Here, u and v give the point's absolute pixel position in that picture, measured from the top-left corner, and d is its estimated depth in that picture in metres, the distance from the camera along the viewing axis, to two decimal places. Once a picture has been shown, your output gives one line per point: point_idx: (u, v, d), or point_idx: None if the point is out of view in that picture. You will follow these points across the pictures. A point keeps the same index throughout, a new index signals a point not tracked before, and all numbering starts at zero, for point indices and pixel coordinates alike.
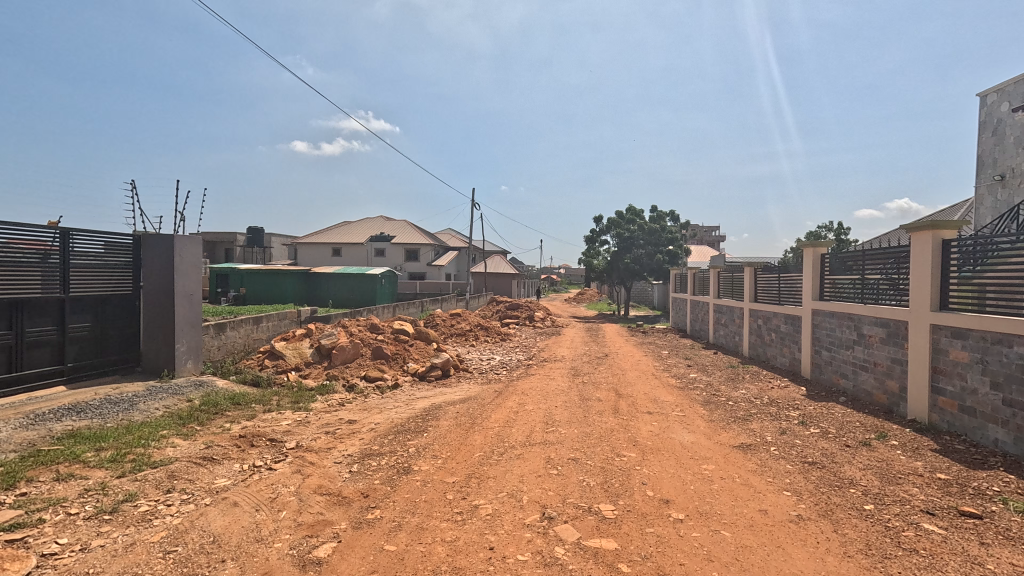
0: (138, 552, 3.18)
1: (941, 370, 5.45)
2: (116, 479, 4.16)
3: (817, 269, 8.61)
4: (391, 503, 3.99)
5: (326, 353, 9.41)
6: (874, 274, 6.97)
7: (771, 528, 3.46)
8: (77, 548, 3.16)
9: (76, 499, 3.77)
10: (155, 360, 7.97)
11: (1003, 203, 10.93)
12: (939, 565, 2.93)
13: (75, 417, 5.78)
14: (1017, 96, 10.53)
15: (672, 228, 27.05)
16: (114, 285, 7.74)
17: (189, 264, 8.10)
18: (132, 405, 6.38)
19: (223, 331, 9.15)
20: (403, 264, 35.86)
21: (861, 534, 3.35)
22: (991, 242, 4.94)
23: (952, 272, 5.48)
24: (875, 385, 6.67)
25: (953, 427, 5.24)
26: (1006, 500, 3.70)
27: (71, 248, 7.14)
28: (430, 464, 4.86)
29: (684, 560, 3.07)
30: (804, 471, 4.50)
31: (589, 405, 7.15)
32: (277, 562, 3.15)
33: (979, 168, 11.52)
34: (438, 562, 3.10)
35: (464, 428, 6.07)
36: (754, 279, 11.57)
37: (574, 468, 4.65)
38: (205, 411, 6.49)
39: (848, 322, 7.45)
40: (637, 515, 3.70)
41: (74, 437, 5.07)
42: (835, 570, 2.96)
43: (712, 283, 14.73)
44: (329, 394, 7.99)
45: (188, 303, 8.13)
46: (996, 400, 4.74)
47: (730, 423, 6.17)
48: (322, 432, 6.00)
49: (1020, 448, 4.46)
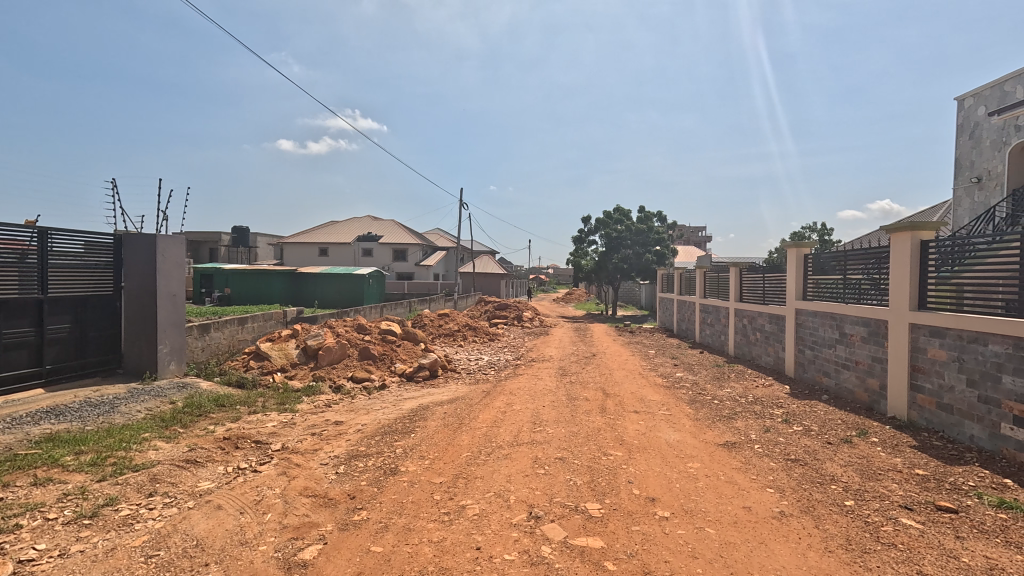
0: (119, 557, 3.13)
1: (920, 369, 5.57)
2: (97, 483, 4.09)
3: (801, 270, 8.75)
4: (378, 504, 3.97)
5: (313, 354, 9.33)
6: (856, 274, 7.10)
7: (754, 525, 3.51)
8: (56, 554, 3.10)
9: (54, 504, 3.70)
10: (138, 362, 7.84)
11: (980, 205, 11.19)
12: (916, 559, 3.00)
13: (54, 420, 5.66)
14: (993, 100, 10.78)
15: (659, 228, 27.28)
16: (94, 286, 7.59)
17: (173, 263, 7.99)
18: (113, 408, 6.26)
19: (207, 332, 9.02)
20: (391, 264, 35.66)
21: (842, 529, 3.42)
22: (969, 242, 5.05)
23: (930, 273, 5.61)
24: (856, 383, 6.80)
25: (931, 423, 5.36)
26: (981, 495, 3.80)
27: (49, 248, 7.00)
28: (417, 465, 4.85)
29: (670, 557, 3.11)
30: (787, 468, 4.57)
31: (577, 404, 7.20)
32: (262, 565, 3.12)
33: (957, 171, 11.78)
34: (425, 563, 3.10)
35: (451, 429, 6.06)
36: (739, 280, 11.72)
37: (562, 467, 4.67)
38: (188, 413, 6.39)
39: (831, 322, 7.59)
40: (624, 513, 3.73)
41: (53, 441, 4.97)
42: (816, 565, 3.01)
43: (698, 283, 14.92)
44: (316, 395, 7.92)
45: (171, 304, 7.98)
46: (972, 397, 4.85)
47: (715, 422, 6.24)
48: (308, 434, 5.94)
49: (994, 444, 4.58)
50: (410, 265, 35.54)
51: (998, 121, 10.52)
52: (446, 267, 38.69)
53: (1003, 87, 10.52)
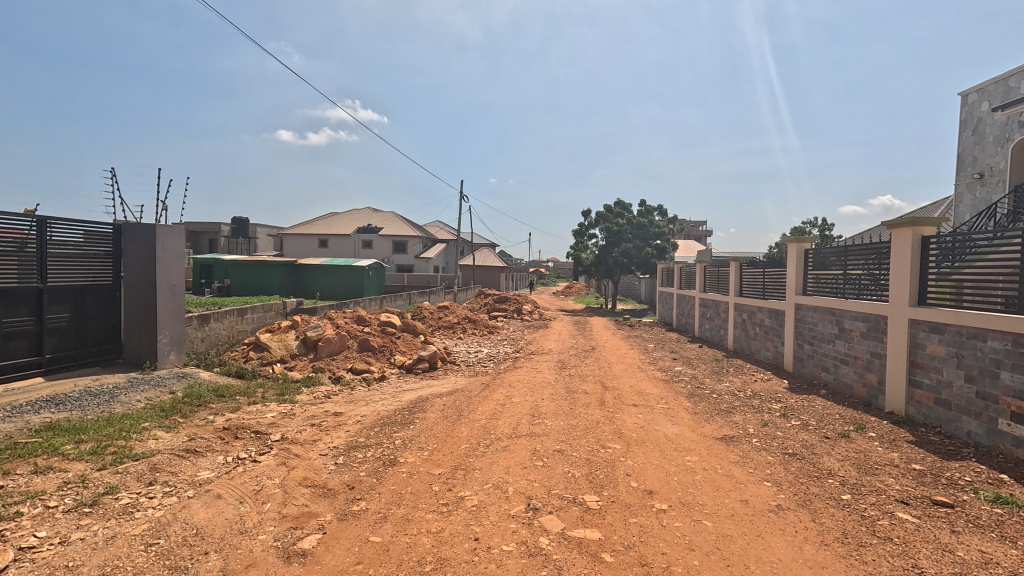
0: (119, 545, 3.15)
1: (918, 365, 5.58)
2: (97, 472, 4.11)
3: (802, 265, 8.73)
4: (377, 495, 3.99)
5: (312, 345, 9.34)
6: (856, 270, 7.09)
7: (751, 518, 3.53)
8: (57, 541, 3.12)
9: (55, 492, 3.71)
10: (138, 352, 7.84)
11: (982, 201, 11.16)
12: (912, 553, 3.02)
13: (54, 409, 5.68)
14: (997, 95, 10.72)
15: (660, 222, 27.25)
16: (94, 275, 7.58)
17: (173, 254, 7.96)
18: (113, 397, 6.28)
19: (207, 323, 9.03)
20: (391, 256, 35.62)
21: (838, 523, 3.44)
22: (969, 238, 5.09)
23: (930, 269, 5.61)
24: (855, 378, 6.81)
25: (929, 419, 5.38)
26: (976, 490, 3.82)
27: (48, 238, 6.98)
28: (416, 456, 4.86)
29: (667, 550, 3.13)
30: (785, 462, 4.59)
31: (576, 397, 7.22)
32: (261, 554, 3.15)
33: (959, 167, 11.73)
34: (423, 553, 3.12)
35: (451, 421, 6.07)
36: (740, 275, 11.71)
37: (560, 459, 4.70)
38: (188, 403, 6.41)
39: (830, 317, 7.60)
40: (621, 505, 3.75)
41: (53, 429, 4.99)
42: (812, 558, 3.03)
43: (698, 278, 14.93)
44: (315, 386, 7.95)
45: (171, 295, 7.97)
46: (970, 393, 4.87)
47: (714, 416, 6.26)
48: (308, 424, 5.95)
49: (991, 439, 4.59)
50: (410, 257, 35.43)
51: (1002, 117, 10.46)
52: (446, 260, 38.60)
53: (1007, 83, 10.46)
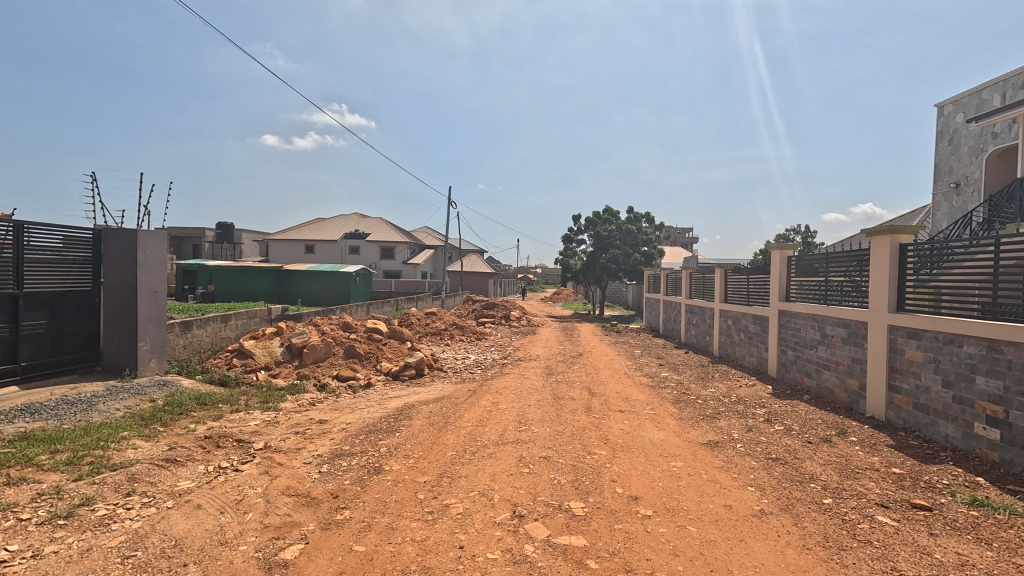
0: (94, 557, 3.08)
1: (898, 369, 5.69)
2: (72, 483, 4.01)
3: (785, 271, 8.87)
4: (361, 503, 3.95)
5: (297, 352, 9.22)
6: (837, 277, 7.23)
7: (735, 522, 3.57)
8: (29, 555, 3.03)
9: (29, 504, 3.62)
10: (117, 358, 7.66)
11: (958, 210, 11.44)
12: (891, 555, 3.07)
13: (28, 419, 5.52)
14: (972, 107, 11.07)
15: (648, 228, 27.50)
16: (72, 282, 7.45)
17: (153, 259, 7.85)
18: (90, 406, 6.13)
19: (189, 329, 8.88)
20: (378, 263, 35.63)
21: (820, 526, 3.49)
22: (946, 247, 5.23)
23: (908, 276, 5.74)
24: (836, 383, 6.93)
25: (908, 423, 5.48)
26: (953, 492, 3.90)
27: (25, 243, 6.85)
28: (402, 464, 4.83)
29: (651, 556, 3.14)
30: (768, 467, 4.65)
31: (562, 404, 7.23)
32: (242, 565, 3.09)
33: (936, 176, 12.05)
34: (407, 562, 3.08)
35: (437, 428, 6.05)
36: (724, 281, 11.88)
37: (546, 466, 4.70)
38: (168, 412, 6.27)
39: (813, 323, 7.73)
40: (607, 512, 3.76)
41: (27, 439, 4.87)
42: (793, 561, 3.07)
43: (683, 284, 15.10)
44: (300, 394, 7.85)
45: (152, 301, 7.85)
46: (947, 397, 4.97)
47: (699, 421, 6.31)
48: (291, 433, 5.87)
49: (968, 443, 4.69)
50: (399, 262, 35.65)
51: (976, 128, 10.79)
52: (433, 266, 38.59)
53: (981, 95, 10.84)
